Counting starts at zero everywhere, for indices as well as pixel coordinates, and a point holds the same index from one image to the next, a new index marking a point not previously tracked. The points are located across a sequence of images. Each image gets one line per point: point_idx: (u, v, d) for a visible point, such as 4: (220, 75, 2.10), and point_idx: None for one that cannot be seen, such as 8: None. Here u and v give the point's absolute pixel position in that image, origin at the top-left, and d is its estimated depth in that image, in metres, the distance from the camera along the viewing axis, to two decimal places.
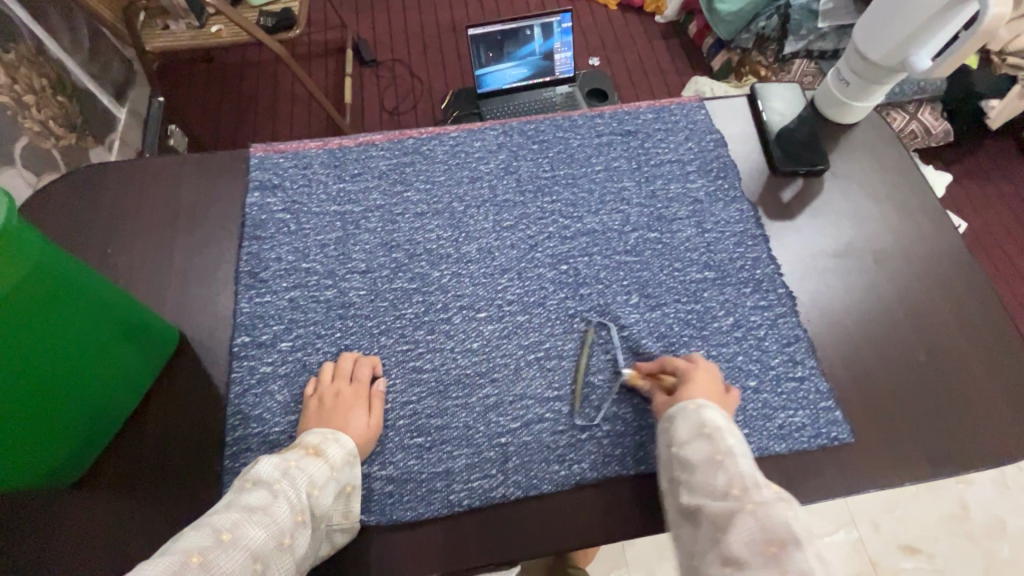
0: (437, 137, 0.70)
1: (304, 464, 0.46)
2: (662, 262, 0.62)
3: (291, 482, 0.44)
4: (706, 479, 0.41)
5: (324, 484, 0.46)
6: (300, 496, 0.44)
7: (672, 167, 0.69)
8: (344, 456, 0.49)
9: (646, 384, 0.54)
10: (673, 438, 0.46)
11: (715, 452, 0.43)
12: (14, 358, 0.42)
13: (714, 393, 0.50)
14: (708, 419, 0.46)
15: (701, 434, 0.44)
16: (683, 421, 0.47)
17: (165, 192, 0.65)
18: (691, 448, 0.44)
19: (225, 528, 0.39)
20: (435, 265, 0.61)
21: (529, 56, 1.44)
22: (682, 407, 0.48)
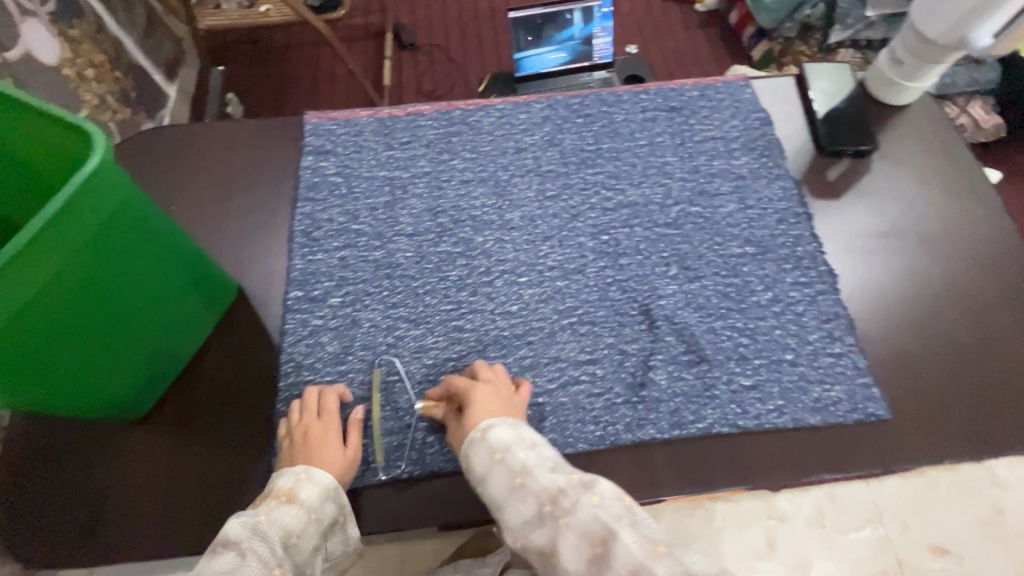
0: (484, 109, 0.71)
1: (275, 515, 0.44)
2: (703, 236, 0.63)
3: (264, 540, 0.42)
4: (518, 511, 0.42)
5: (303, 530, 0.44)
6: (274, 549, 0.42)
7: (715, 144, 0.69)
8: (323, 492, 0.47)
9: (442, 413, 0.52)
10: (473, 473, 0.45)
11: (513, 474, 0.43)
12: (97, 291, 0.45)
13: (482, 407, 0.48)
14: (496, 441, 0.45)
15: (495, 461, 0.45)
16: (478, 452, 0.46)
17: (225, 154, 0.68)
18: (491, 481, 0.44)
19: None
20: (479, 231, 0.63)
21: (569, 41, 1.44)
22: (474, 437, 0.46)
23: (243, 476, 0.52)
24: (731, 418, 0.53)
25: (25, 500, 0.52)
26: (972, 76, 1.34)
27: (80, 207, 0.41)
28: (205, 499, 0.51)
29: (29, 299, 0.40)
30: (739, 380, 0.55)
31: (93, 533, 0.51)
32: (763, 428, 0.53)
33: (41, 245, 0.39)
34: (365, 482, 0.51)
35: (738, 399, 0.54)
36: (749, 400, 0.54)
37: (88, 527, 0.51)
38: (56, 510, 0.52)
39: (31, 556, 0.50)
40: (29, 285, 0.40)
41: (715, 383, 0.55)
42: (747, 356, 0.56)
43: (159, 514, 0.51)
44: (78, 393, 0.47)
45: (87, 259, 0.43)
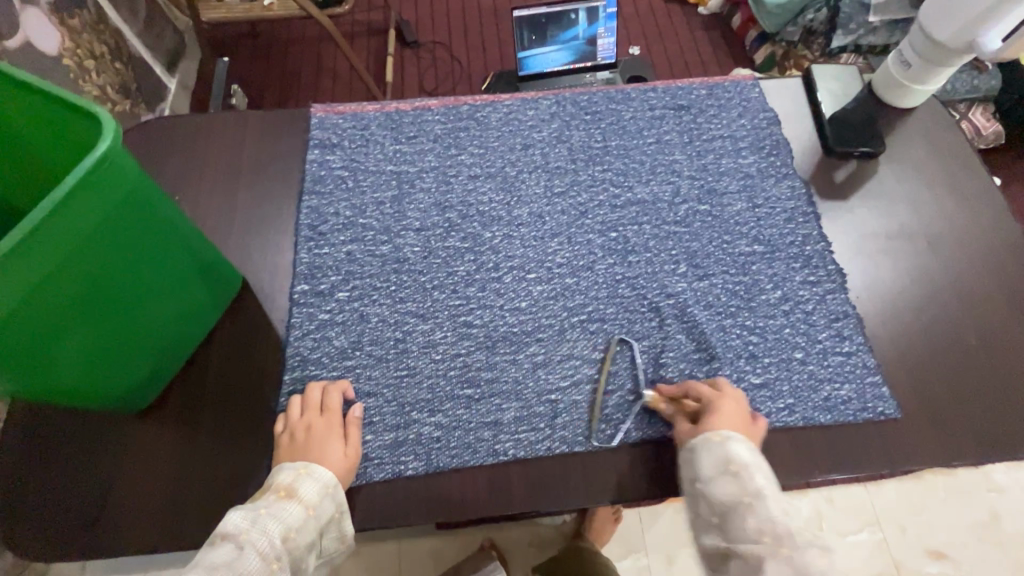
0: (492, 105, 0.71)
1: (274, 509, 0.43)
2: (712, 234, 0.63)
3: (262, 532, 0.41)
4: (742, 528, 0.41)
5: (303, 525, 0.44)
6: (271, 544, 0.41)
7: (724, 142, 0.69)
8: (323, 487, 0.46)
9: (669, 408, 0.52)
10: (697, 472, 0.46)
11: (745, 492, 0.43)
12: (104, 279, 0.44)
13: (727, 417, 0.48)
14: (732, 454, 0.45)
15: (726, 472, 0.44)
16: (706, 453, 0.46)
17: (231, 146, 0.68)
18: (714, 486, 0.44)
19: None
20: (487, 227, 0.63)
21: (572, 41, 1.44)
22: (703, 438, 0.47)
23: (247, 470, 0.51)
24: None
25: (24, 493, 0.52)
26: (974, 83, 1.34)
27: (87, 195, 0.40)
28: (208, 494, 0.50)
29: (33, 286, 0.39)
30: (748, 378, 0.55)
31: (93, 527, 0.50)
32: (772, 426, 0.53)
33: (47, 232, 0.39)
34: (371, 478, 0.51)
35: (748, 397, 0.54)
36: (759, 398, 0.54)
37: (87, 521, 0.50)
38: (55, 504, 0.51)
39: (29, 550, 0.49)
40: (33, 272, 0.39)
41: (724, 381, 0.55)
42: (756, 355, 0.56)
43: (160, 508, 0.50)
44: (84, 383, 0.46)
45: (93, 247, 0.42)
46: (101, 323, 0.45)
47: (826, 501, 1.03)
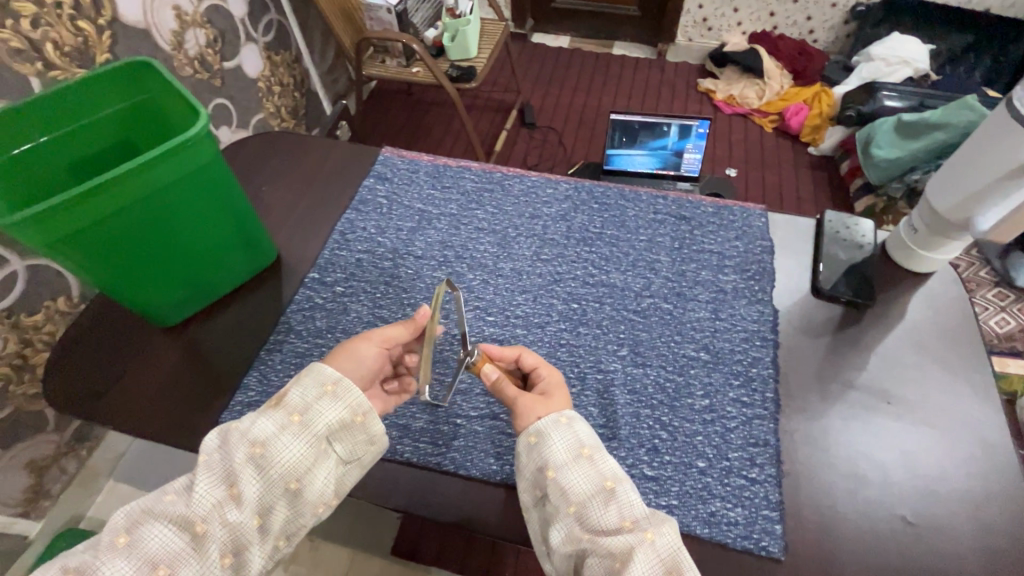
0: (520, 178, 0.84)
1: (248, 424, 0.52)
2: (663, 330, 0.67)
3: (232, 449, 0.51)
4: (599, 512, 0.50)
5: (277, 435, 0.52)
6: (226, 476, 0.50)
7: (710, 256, 0.73)
8: (317, 388, 0.54)
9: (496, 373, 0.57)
10: (553, 457, 0.52)
11: (602, 476, 0.51)
12: (173, 221, 0.60)
13: (558, 396, 0.57)
14: (581, 437, 0.54)
15: (580, 455, 0.53)
16: (560, 438, 0.53)
17: (314, 161, 0.88)
18: (569, 470, 0.52)
19: (121, 531, 0.47)
20: (471, 270, 0.73)
21: (661, 149, 1.57)
22: (551, 420, 0.54)
23: (213, 396, 0.64)
24: None
25: (70, 358, 0.69)
26: None
27: (181, 161, 0.57)
28: (182, 404, 0.64)
29: (119, 210, 0.55)
30: (642, 468, 0.57)
31: (99, 401, 0.65)
32: None
33: (141, 175, 0.55)
34: None
35: (634, 483, 0.56)
36: (643, 488, 0.56)
37: (96, 395, 0.65)
38: (83, 374, 0.67)
39: (52, 400, 0.66)
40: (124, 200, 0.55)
41: (618, 462, 0.57)
42: (659, 449, 0.58)
43: (146, 404, 0.64)
44: (135, 292, 0.63)
45: (170, 192, 0.58)
46: (155, 253, 0.61)
47: None
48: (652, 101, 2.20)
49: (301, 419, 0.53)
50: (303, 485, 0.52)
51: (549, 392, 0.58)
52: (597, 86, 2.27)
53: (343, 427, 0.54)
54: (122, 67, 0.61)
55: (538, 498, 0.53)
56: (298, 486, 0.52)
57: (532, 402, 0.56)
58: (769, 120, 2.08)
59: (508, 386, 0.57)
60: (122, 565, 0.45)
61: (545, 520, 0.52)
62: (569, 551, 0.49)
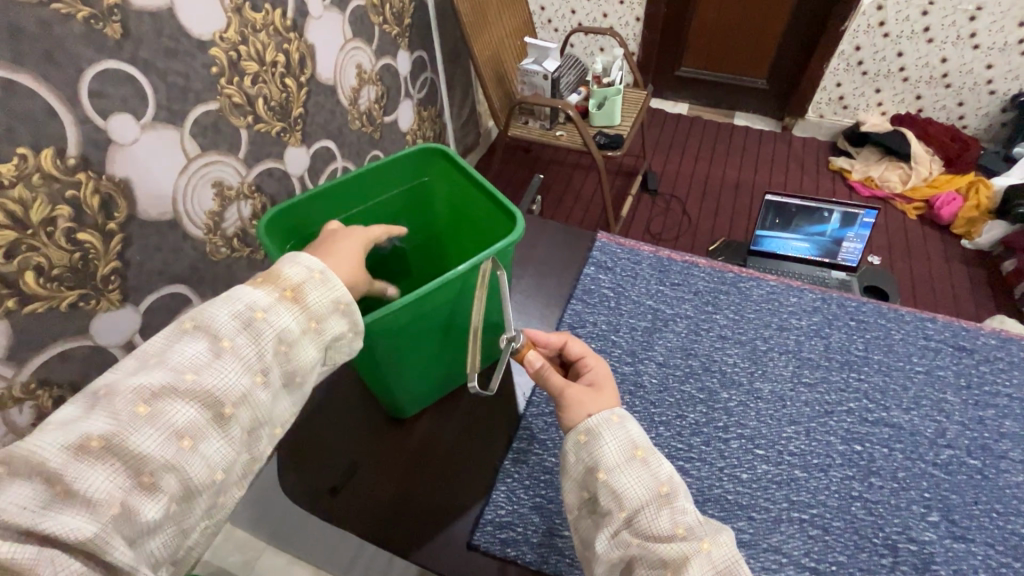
0: (757, 281, 0.77)
1: (274, 318, 0.46)
2: (978, 495, 0.57)
3: (251, 337, 0.45)
4: (653, 519, 0.45)
5: (298, 339, 0.47)
6: (247, 360, 0.44)
7: (1011, 402, 0.63)
8: (332, 302, 0.49)
9: (540, 364, 0.52)
10: (605, 460, 0.47)
11: (656, 480, 0.46)
12: (457, 317, 0.59)
13: (608, 392, 0.53)
14: (633, 436, 0.49)
15: (634, 458, 0.47)
16: (612, 438, 0.48)
17: (527, 243, 0.85)
18: (621, 473, 0.47)
19: (145, 401, 0.40)
20: (725, 387, 0.66)
21: (818, 236, 1.47)
22: (604, 418, 0.50)
23: (463, 504, 0.59)
24: None
25: (305, 441, 0.66)
26: None
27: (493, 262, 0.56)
28: (428, 510, 0.59)
29: (427, 309, 0.54)
30: None
31: (336, 494, 0.61)
32: None
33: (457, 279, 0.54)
34: (560, 572, 0.54)
35: None
36: None
37: (332, 486, 0.62)
38: (317, 460, 0.65)
39: (290, 489, 0.63)
40: (445, 298, 0.55)
41: None
42: None
43: (387, 504, 0.60)
44: (404, 382, 0.62)
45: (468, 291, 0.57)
46: (448, 339, 0.61)
47: None
48: (782, 175, 2.12)
49: (317, 325, 0.48)
50: (308, 379, 0.48)
51: (597, 384, 0.54)
52: (721, 155, 2.22)
53: (342, 338, 0.50)
54: (421, 150, 0.64)
55: (587, 500, 0.48)
56: (301, 383, 0.48)
57: (582, 396, 0.52)
58: (913, 207, 1.96)
59: (554, 377, 0.52)
60: (141, 443, 0.39)
61: (593, 523, 0.47)
62: (618, 560, 0.44)
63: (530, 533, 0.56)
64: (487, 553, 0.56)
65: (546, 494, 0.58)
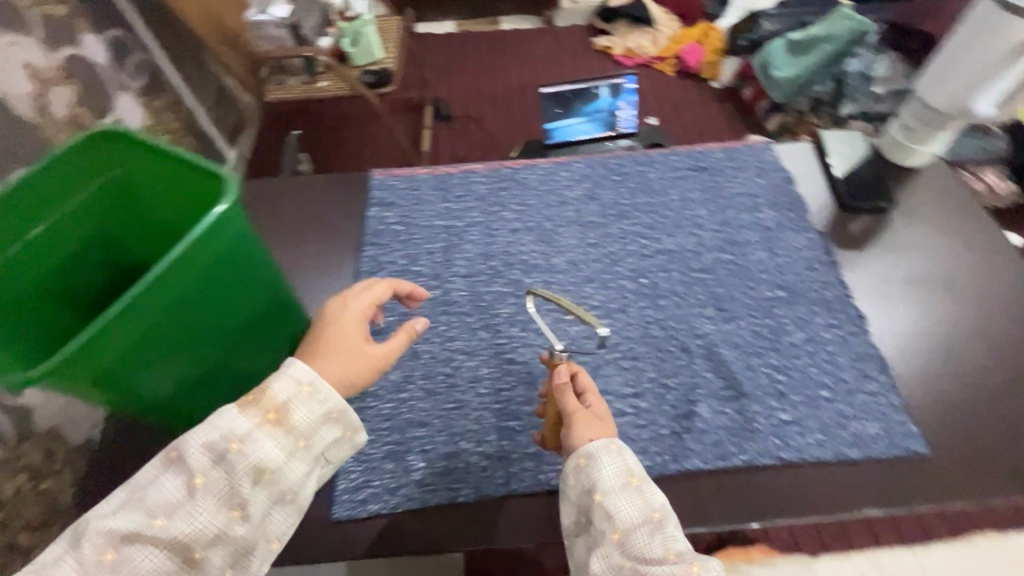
0: (530, 168, 0.80)
1: (252, 449, 0.41)
2: (736, 281, 0.68)
3: (225, 470, 0.40)
4: (645, 542, 0.44)
5: (285, 462, 0.42)
6: (229, 492, 0.40)
7: (742, 199, 0.75)
8: (323, 414, 0.44)
9: (562, 379, 0.53)
10: (599, 485, 0.47)
11: (650, 509, 0.46)
12: (199, 330, 0.47)
13: (607, 421, 0.51)
14: (630, 465, 0.48)
15: (628, 486, 0.47)
16: (611, 465, 0.48)
17: (300, 205, 0.77)
18: (615, 497, 0.47)
19: (111, 547, 0.38)
20: (527, 274, 0.69)
21: (597, 113, 1.59)
22: (603, 445, 0.49)
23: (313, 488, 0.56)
24: (772, 450, 0.56)
25: None
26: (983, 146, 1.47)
27: (201, 256, 0.44)
28: None
29: (139, 339, 0.42)
30: (778, 415, 0.58)
31: None
32: (803, 460, 0.55)
33: (155, 291, 0.41)
34: (425, 502, 0.54)
35: (778, 432, 0.57)
36: (789, 433, 0.57)
37: None
38: None
39: None
40: (155, 318, 0.43)
41: (755, 416, 0.58)
42: (785, 392, 0.60)
43: None
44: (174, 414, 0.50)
45: (192, 299, 0.45)
46: (204, 355, 0.49)
47: None
48: (558, 68, 2.21)
49: (305, 443, 0.44)
50: (299, 496, 0.44)
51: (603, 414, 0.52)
52: (498, 64, 2.23)
53: (333, 445, 0.46)
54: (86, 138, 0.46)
55: (580, 524, 0.48)
56: (291, 496, 0.43)
57: (588, 423, 0.51)
58: (668, 64, 2.19)
59: (569, 399, 0.52)
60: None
61: (585, 544, 0.47)
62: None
63: (387, 480, 0.55)
64: (353, 520, 0.54)
65: (393, 438, 0.58)
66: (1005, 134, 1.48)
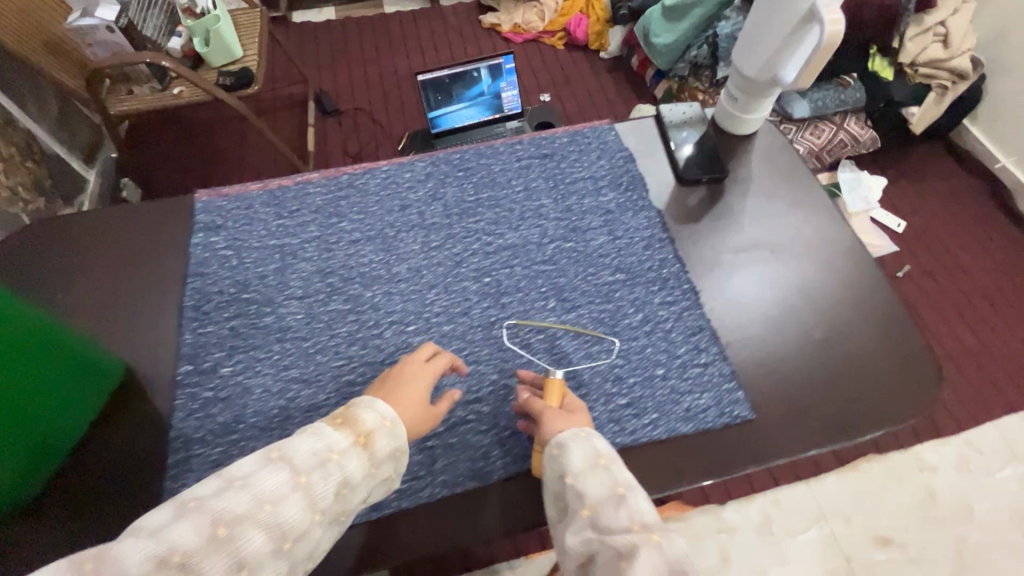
0: (370, 172, 0.76)
1: (347, 462, 0.46)
2: (577, 269, 0.68)
3: (324, 474, 0.45)
4: (611, 516, 0.45)
5: (358, 484, 0.47)
6: (324, 492, 0.45)
7: (585, 183, 0.75)
8: (389, 452, 0.49)
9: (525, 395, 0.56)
10: (568, 468, 0.48)
11: (616, 484, 0.47)
12: None
13: (582, 415, 0.54)
14: (598, 448, 0.50)
15: (597, 466, 0.48)
16: (579, 448, 0.49)
17: (118, 240, 0.71)
18: (585, 478, 0.47)
19: (224, 522, 0.40)
20: (367, 287, 0.66)
21: (479, 97, 1.55)
22: (573, 433, 0.51)
23: None
24: (610, 436, 0.57)
25: None
26: (841, 98, 1.55)
27: None
28: None
29: None
30: (617, 400, 0.59)
31: None
32: (639, 442, 0.57)
33: None
34: None
35: (616, 417, 0.58)
36: (626, 417, 0.58)
37: None
38: None
39: None
40: None
41: (594, 405, 0.59)
42: (624, 376, 0.61)
43: None
44: None
45: None
46: None
47: (771, 505, 1.27)
48: (448, 49, 2.14)
49: (374, 472, 0.48)
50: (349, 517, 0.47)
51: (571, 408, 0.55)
52: (385, 50, 2.14)
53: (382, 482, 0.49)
54: None
55: (561, 509, 0.49)
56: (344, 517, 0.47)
57: (559, 418, 0.52)
58: (558, 38, 2.17)
59: (538, 401, 0.54)
60: (212, 568, 0.39)
61: (564, 529, 0.47)
62: (581, 555, 0.44)
63: None
64: None
65: None
66: (857, 84, 1.57)
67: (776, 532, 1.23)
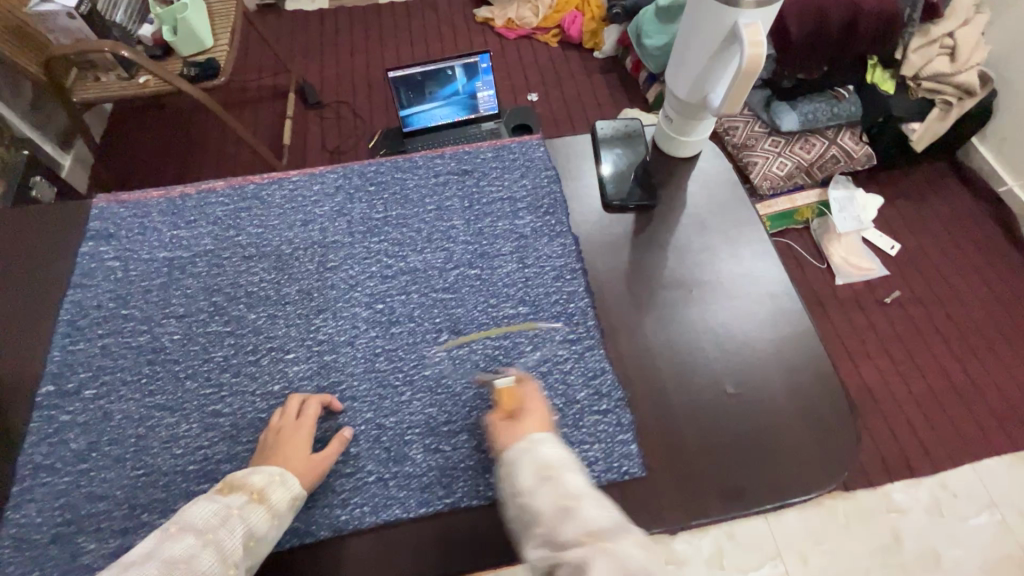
0: (278, 183, 0.72)
1: (250, 516, 0.46)
2: (478, 299, 0.63)
3: (227, 531, 0.45)
4: (561, 532, 0.42)
5: (262, 537, 0.47)
6: (229, 550, 0.45)
7: (502, 204, 0.70)
8: (289, 503, 0.49)
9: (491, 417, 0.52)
10: (515, 486, 0.46)
11: (559, 495, 0.44)
12: None
13: (539, 419, 0.50)
14: (545, 457, 0.46)
15: (544, 478, 0.45)
16: (524, 463, 0.46)
17: (10, 246, 0.68)
18: (534, 495, 0.45)
19: None
20: (252, 308, 0.62)
21: (453, 95, 1.48)
22: (518, 448, 0.47)
23: None
24: (482, 489, 0.53)
25: None
26: (834, 111, 1.45)
27: None
28: None
29: None
30: None
31: None
32: None
33: None
34: None
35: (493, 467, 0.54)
36: None
37: None
38: None
39: None
40: None
41: (470, 452, 0.54)
42: None
43: None
44: None
45: None
46: None
47: (725, 537, 1.16)
48: (437, 43, 2.09)
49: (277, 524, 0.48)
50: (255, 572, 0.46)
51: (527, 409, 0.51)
52: (374, 41, 2.09)
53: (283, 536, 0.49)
54: None
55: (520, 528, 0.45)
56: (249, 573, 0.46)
57: (512, 427, 0.50)
58: (552, 36, 2.10)
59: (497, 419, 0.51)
60: None
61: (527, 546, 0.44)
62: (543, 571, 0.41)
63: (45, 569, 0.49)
64: None
65: (62, 520, 0.51)
66: (852, 98, 1.46)
67: (727, 567, 1.13)
